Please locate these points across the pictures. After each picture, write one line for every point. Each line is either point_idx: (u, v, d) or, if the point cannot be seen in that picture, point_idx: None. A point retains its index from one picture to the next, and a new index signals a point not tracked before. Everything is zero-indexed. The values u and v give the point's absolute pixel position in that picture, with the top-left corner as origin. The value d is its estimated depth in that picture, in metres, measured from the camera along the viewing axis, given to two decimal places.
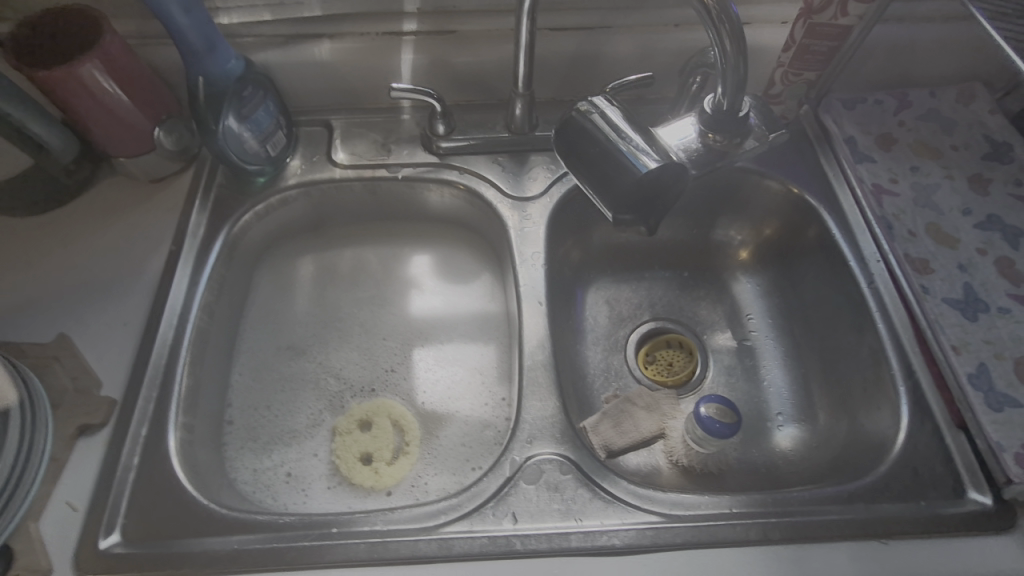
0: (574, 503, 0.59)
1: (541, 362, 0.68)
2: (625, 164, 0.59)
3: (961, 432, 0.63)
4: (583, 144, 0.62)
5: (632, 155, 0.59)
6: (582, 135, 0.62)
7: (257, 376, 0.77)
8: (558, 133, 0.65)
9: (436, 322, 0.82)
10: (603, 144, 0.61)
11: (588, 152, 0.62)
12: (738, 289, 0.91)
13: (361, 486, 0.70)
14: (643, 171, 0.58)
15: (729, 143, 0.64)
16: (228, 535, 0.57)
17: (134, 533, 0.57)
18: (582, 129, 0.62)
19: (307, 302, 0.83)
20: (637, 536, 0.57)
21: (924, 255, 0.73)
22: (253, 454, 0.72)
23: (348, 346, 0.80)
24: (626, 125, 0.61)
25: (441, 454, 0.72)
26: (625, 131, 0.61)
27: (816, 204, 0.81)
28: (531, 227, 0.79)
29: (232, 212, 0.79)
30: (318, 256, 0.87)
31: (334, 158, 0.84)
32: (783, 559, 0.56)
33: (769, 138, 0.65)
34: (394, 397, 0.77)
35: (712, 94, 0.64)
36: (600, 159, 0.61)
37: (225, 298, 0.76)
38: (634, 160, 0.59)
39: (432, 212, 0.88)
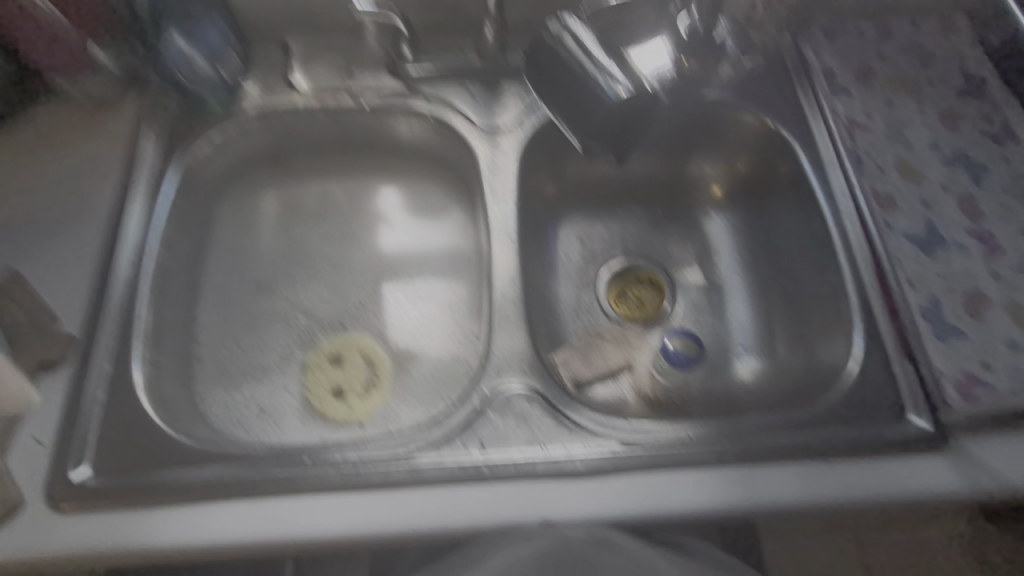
0: (541, 431, 0.61)
1: (510, 297, 0.68)
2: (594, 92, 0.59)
3: (909, 362, 0.66)
4: (556, 70, 0.63)
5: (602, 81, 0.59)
6: (555, 60, 0.62)
7: (224, 312, 0.76)
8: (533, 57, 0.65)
9: (406, 258, 0.81)
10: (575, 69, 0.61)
11: (560, 78, 0.63)
12: (710, 226, 0.92)
13: (333, 419, 0.70)
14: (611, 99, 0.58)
15: None
16: (200, 466, 0.58)
17: (104, 465, 0.57)
18: (554, 54, 0.62)
19: (272, 238, 0.81)
20: (600, 460, 0.59)
21: (890, 191, 0.74)
22: (223, 390, 0.72)
23: (316, 282, 0.79)
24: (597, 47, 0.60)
25: (412, 388, 0.74)
26: (597, 54, 0.60)
27: (789, 138, 0.80)
28: (502, 160, 0.76)
29: (186, 140, 0.75)
30: (282, 190, 0.84)
31: (293, 83, 0.79)
32: (734, 479, 0.59)
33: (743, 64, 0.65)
34: (364, 332, 0.77)
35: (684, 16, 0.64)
36: (572, 85, 0.61)
37: (184, 233, 0.74)
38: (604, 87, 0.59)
39: (400, 144, 0.84)
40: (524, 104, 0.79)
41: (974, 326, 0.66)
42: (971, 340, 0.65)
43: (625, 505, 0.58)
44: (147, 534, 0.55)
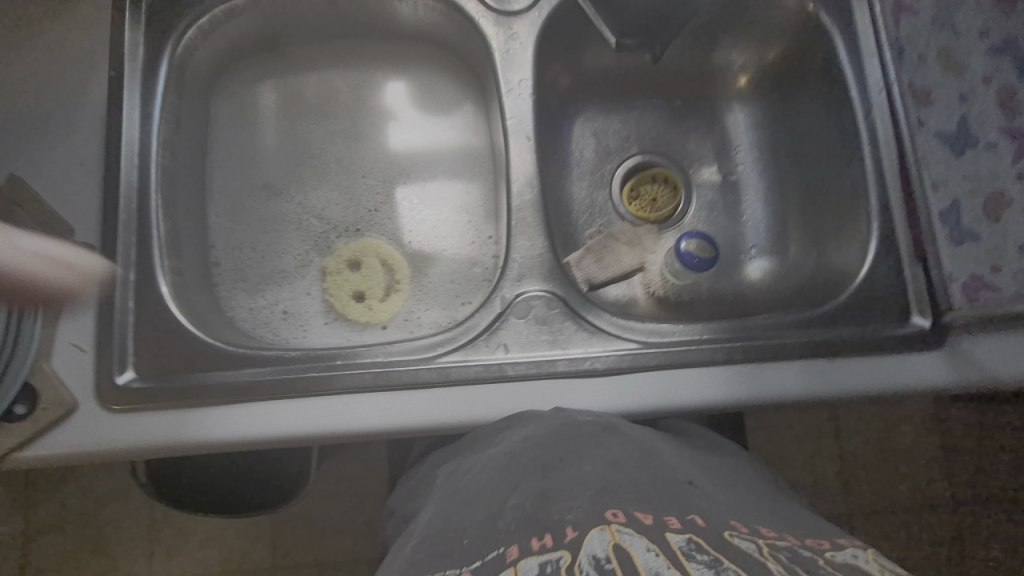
0: (561, 334, 0.63)
1: (529, 202, 0.67)
2: None
3: (918, 265, 0.67)
4: None
5: None
6: None
7: (236, 217, 0.75)
8: None
9: (417, 157, 0.78)
10: None
11: None
12: (731, 119, 0.88)
13: (357, 321, 0.73)
14: None
15: None
16: (238, 369, 0.61)
17: (147, 369, 0.60)
18: None
19: (275, 137, 0.77)
20: (618, 360, 0.62)
21: (927, 85, 0.69)
22: (246, 294, 0.73)
23: (326, 184, 0.77)
24: None
25: (431, 291, 0.75)
26: None
27: (829, 21, 0.74)
28: (518, 48, 0.70)
29: (170, 26, 0.68)
30: (280, 83, 0.78)
31: None
32: (742, 375, 0.63)
33: None
34: (380, 236, 0.76)
35: None
36: None
37: (185, 133, 0.70)
38: None
39: (404, 28, 0.77)
40: None
41: (990, 229, 0.65)
42: (983, 244, 0.64)
43: (639, 400, 0.62)
44: (196, 431, 0.59)
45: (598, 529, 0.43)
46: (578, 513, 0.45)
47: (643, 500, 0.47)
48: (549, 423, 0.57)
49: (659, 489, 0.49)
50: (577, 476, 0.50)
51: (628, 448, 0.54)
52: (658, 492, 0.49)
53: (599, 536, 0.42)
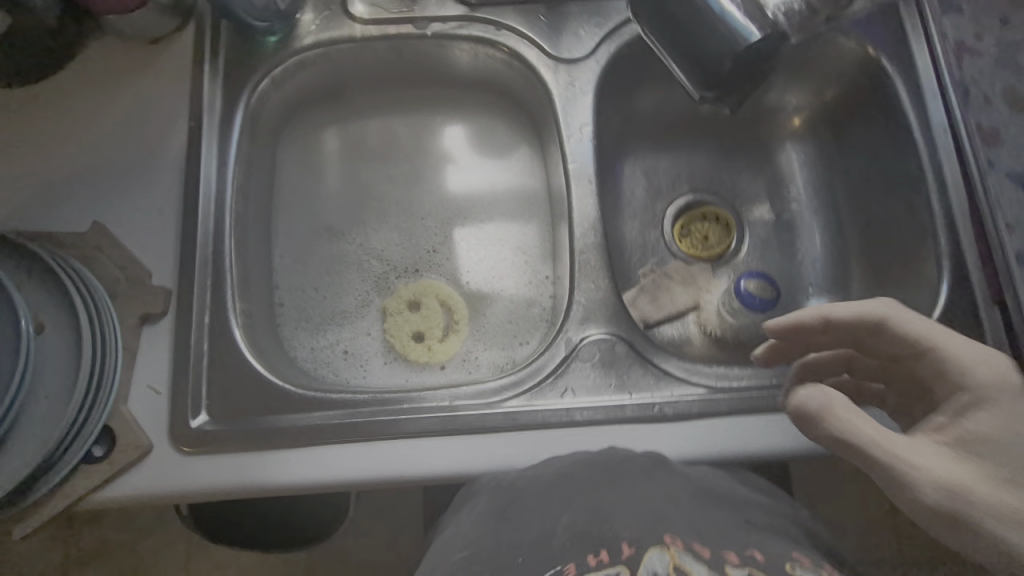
0: (628, 378, 0.63)
1: (592, 244, 0.68)
2: (729, 34, 0.55)
3: (997, 307, 0.66)
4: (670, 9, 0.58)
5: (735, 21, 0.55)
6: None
7: (299, 259, 0.76)
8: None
9: (474, 200, 0.79)
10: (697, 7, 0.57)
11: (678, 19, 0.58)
12: (783, 157, 0.88)
13: (416, 362, 0.73)
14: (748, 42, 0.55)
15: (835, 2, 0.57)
16: (307, 412, 0.62)
17: (219, 411, 0.61)
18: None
19: (338, 180, 0.79)
20: (687, 405, 0.61)
21: (995, 125, 0.71)
22: (308, 334, 0.74)
23: (387, 226, 0.78)
24: None
25: (489, 331, 0.75)
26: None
27: (889, 69, 0.73)
28: (578, 94, 0.72)
29: (247, 78, 0.71)
30: (343, 128, 0.81)
31: (351, 10, 0.73)
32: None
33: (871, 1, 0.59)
34: (439, 277, 0.77)
35: None
36: (693, 25, 0.57)
37: (255, 179, 0.73)
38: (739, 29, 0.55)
39: (463, 76, 0.80)
40: (599, 31, 0.73)
41: None
42: None
43: (711, 447, 0.60)
44: (265, 474, 0.59)
45: (657, 550, 0.44)
46: (632, 533, 0.46)
47: (697, 531, 0.46)
48: (610, 453, 0.56)
49: (714, 521, 0.49)
50: (630, 499, 0.49)
51: (685, 477, 0.53)
52: (711, 523, 0.48)
53: (659, 556, 0.44)
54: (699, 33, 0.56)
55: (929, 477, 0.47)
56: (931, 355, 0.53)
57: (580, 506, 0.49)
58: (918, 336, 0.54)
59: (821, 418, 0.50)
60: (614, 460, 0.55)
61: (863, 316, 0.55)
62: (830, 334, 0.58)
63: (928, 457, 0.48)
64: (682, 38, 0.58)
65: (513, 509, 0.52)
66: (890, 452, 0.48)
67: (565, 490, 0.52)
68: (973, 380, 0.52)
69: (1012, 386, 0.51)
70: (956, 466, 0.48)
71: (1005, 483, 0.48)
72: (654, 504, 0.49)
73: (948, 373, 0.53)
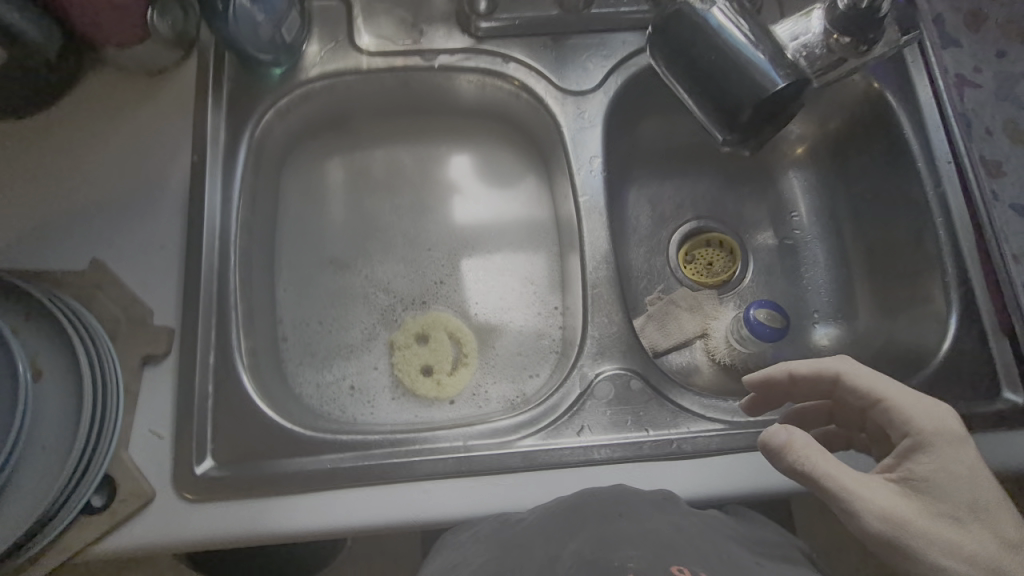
0: (645, 414, 0.62)
1: (604, 277, 0.67)
2: (756, 79, 0.52)
3: (1005, 338, 0.66)
4: (692, 48, 0.54)
5: (760, 66, 0.52)
6: (692, 37, 0.54)
7: (304, 292, 0.75)
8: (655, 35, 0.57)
9: (481, 230, 0.79)
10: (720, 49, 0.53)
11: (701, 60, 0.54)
12: (786, 183, 0.88)
13: (424, 397, 0.71)
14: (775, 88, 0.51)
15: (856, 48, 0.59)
16: (317, 455, 0.60)
17: (224, 456, 0.59)
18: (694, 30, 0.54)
19: (342, 211, 0.78)
20: (706, 441, 0.60)
21: (997, 156, 0.72)
22: (313, 370, 0.72)
23: (393, 258, 0.77)
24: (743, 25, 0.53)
25: (498, 363, 0.74)
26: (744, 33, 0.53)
27: (893, 102, 0.75)
28: (587, 126, 0.72)
29: (251, 110, 0.70)
30: (347, 158, 0.80)
31: (357, 42, 0.72)
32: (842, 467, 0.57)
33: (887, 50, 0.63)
34: (446, 308, 0.76)
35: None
36: (718, 67, 0.53)
37: (259, 212, 0.71)
38: (765, 75, 0.52)
39: (469, 106, 0.79)
40: (607, 63, 0.73)
41: None
42: None
43: (730, 485, 0.58)
44: (272, 522, 0.56)
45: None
46: (641, 563, 0.43)
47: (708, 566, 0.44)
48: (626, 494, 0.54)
49: (723, 563, 0.45)
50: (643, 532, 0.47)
51: (696, 522, 0.51)
52: (719, 565, 0.45)
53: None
54: (725, 74, 0.53)
55: (874, 510, 0.45)
56: (878, 409, 0.51)
57: (590, 537, 0.46)
58: (870, 390, 0.52)
59: (779, 454, 0.48)
60: (622, 498, 0.53)
61: (820, 372, 0.55)
62: (800, 388, 0.57)
63: (874, 490, 0.46)
64: (703, 79, 0.54)
65: (509, 543, 0.49)
66: (839, 486, 0.46)
67: (571, 527, 0.49)
68: (917, 428, 0.49)
69: (953, 433, 0.48)
70: (900, 501, 0.46)
71: (998, 545, 0.45)
72: (662, 534, 0.46)
73: (893, 424, 0.50)
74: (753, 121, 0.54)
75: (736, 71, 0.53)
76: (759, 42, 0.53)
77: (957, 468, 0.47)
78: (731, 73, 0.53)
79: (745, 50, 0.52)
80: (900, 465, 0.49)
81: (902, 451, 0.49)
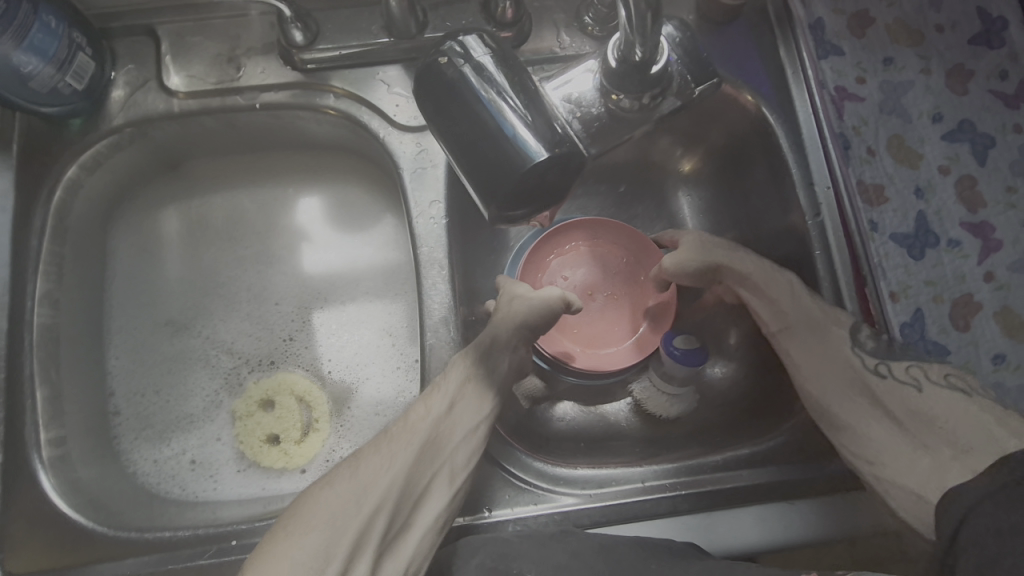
0: (483, 492, 0.58)
1: (445, 340, 0.61)
2: (514, 152, 0.39)
3: None
4: (449, 104, 0.41)
5: (516, 136, 0.39)
6: (446, 92, 0.41)
7: (139, 359, 0.69)
8: (417, 84, 0.43)
9: (335, 280, 0.72)
10: (473, 111, 0.40)
11: (457, 122, 0.41)
12: (676, 205, 0.75)
13: (271, 469, 0.66)
14: (534, 160, 0.39)
15: (644, 106, 0.46)
16: (120, 559, 0.55)
17: (22, 567, 0.55)
18: (445, 85, 0.41)
19: (179, 266, 0.71)
20: (546, 521, 0.56)
21: (879, 180, 0.63)
22: (150, 445, 0.67)
23: (236, 316, 0.71)
24: (501, 77, 0.41)
25: (353, 427, 0.68)
26: (504, 89, 0.41)
27: (770, 118, 0.64)
28: (428, 168, 0.64)
29: (49, 168, 0.62)
30: (183, 207, 0.73)
31: (166, 85, 0.64)
32: (671, 533, 0.56)
33: (692, 96, 0.46)
34: (296, 369, 0.70)
35: (619, 33, 0.44)
36: (473, 135, 0.40)
37: (71, 281, 0.64)
38: (526, 147, 0.39)
39: (318, 141, 0.72)
40: None
41: (958, 340, 0.59)
42: (953, 357, 0.59)
43: None
44: None
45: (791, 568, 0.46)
46: None
47: None
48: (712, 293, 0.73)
49: None
50: None
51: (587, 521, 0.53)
52: None
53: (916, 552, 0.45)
54: (480, 147, 0.40)
55: (578, 220, 0.70)
56: (548, 245, 0.70)
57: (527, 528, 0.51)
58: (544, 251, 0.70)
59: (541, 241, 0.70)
60: (813, 326, 0.58)
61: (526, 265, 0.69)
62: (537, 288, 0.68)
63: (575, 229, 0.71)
64: (460, 148, 0.41)
65: None
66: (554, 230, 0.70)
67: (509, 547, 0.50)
68: (558, 237, 0.71)
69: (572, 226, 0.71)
70: None
71: None
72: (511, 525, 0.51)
73: (562, 247, 0.71)
74: (517, 196, 0.40)
75: (490, 142, 0.40)
76: (532, 86, 0.42)
77: (579, 229, 0.71)
78: (476, 145, 0.40)
79: (497, 116, 0.40)
80: (574, 235, 0.71)
81: (567, 235, 0.71)
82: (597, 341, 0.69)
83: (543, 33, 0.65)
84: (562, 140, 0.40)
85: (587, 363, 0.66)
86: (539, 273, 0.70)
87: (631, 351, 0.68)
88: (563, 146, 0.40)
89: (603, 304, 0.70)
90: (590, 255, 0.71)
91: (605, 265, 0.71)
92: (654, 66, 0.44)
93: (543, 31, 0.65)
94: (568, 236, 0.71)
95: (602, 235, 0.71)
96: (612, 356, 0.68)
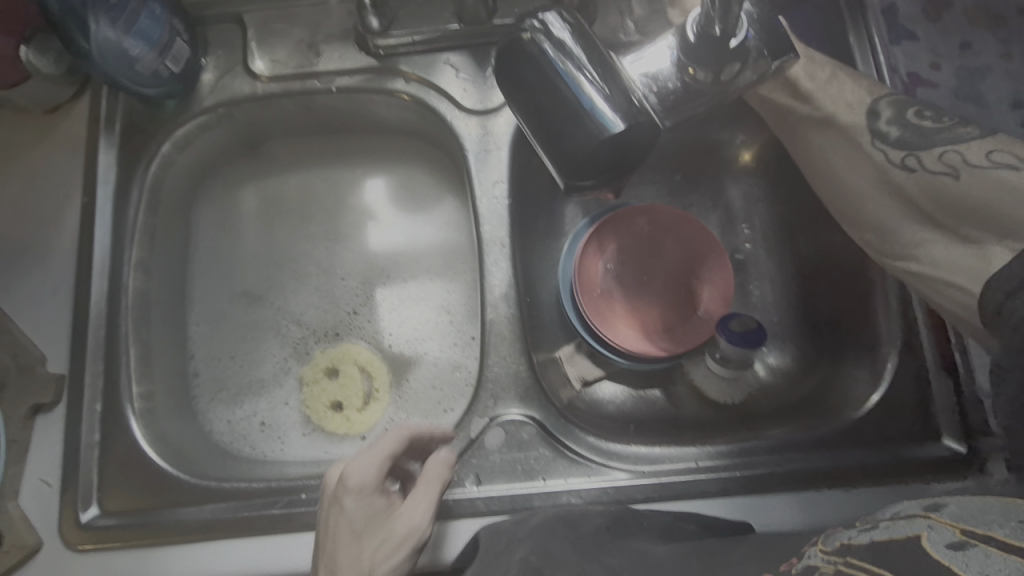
0: (537, 463, 0.59)
1: (504, 314, 0.63)
2: (592, 128, 0.41)
3: (947, 374, 0.59)
4: (531, 79, 0.43)
5: (596, 110, 0.41)
6: (528, 67, 0.43)
7: (216, 326, 0.74)
8: (497, 59, 0.45)
9: (397, 258, 0.75)
10: (553, 85, 0.42)
11: (536, 96, 0.43)
12: (734, 192, 0.75)
13: (334, 433, 0.70)
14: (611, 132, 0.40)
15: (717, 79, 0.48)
16: (200, 505, 0.59)
17: (113, 507, 0.60)
18: (526, 60, 0.43)
19: (254, 241, 0.76)
20: (599, 494, 0.58)
21: None
22: (224, 405, 0.71)
23: (305, 289, 0.75)
24: (581, 54, 0.43)
25: (411, 398, 0.71)
26: (584, 66, 0.42)
27: None
28: (491, 149, 0.66)
29: (148, 143, 0.68)
30: (260, 186, 0.77)
31: (252, 69, 0.68)
32: (725, 512, 0.56)
33: (767, 71, 0.47)
34: (359, 341, 0.73)
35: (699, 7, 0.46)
36: (553, 108, 0.42)
37: (161, 250, 0.69)
38: (603, 119, 0.41)
39: (386, 125, 0.75)
40: None
41: None
42: None
43: None
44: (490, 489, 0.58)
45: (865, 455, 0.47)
46: None
47: None
48: (772, 286, 0.72)
49: None
50: None
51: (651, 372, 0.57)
52: None
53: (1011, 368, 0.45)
54: (558, 120, 0.42)
55: (639, 206, 0.71)
56: (608, 228, 0.71)
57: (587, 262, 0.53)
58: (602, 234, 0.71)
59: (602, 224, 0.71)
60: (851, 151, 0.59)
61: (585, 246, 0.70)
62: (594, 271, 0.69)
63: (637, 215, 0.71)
64: (538, 121, 0.43)
65: None
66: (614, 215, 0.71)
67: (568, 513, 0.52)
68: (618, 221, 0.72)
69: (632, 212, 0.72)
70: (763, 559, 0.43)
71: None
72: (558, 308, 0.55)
73: (620, 232, 0.72)
74: (589, 168, 0.42)
75: (568, 116, 0.41)
76: (609, 61, 0.44)
77: (639, 214, 0.72)
78: (555, 119, 0.42)
79: (576, 90, 0.41)
80: (635, 219, 0.72)
81: (627, 220, 0.72)
82: (650, 325, 0.69)
83: (608, 19, 0.66)
84: (637, 112, 0.41)
85: (640, 345, 0.67)
86: (597, 256, 0.71)
87: (685, 337, 0.68)
88: (639, 117, 0.41)
89: (659, 289, 0.71)
90: (647, 242, 0.72)
91: (662, 251, 0.72)
92: (732, 39, 0.44)
93: (608, 17, 0.66)
94: (629, 220, 0.72)
95: (662, 221, 0.71)
96: (664, 340, 0.68)
